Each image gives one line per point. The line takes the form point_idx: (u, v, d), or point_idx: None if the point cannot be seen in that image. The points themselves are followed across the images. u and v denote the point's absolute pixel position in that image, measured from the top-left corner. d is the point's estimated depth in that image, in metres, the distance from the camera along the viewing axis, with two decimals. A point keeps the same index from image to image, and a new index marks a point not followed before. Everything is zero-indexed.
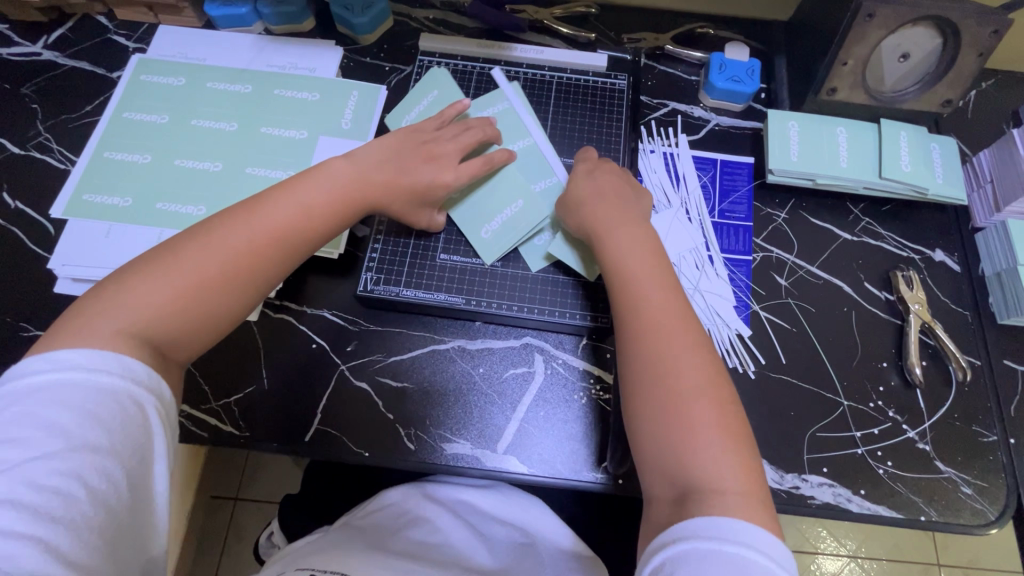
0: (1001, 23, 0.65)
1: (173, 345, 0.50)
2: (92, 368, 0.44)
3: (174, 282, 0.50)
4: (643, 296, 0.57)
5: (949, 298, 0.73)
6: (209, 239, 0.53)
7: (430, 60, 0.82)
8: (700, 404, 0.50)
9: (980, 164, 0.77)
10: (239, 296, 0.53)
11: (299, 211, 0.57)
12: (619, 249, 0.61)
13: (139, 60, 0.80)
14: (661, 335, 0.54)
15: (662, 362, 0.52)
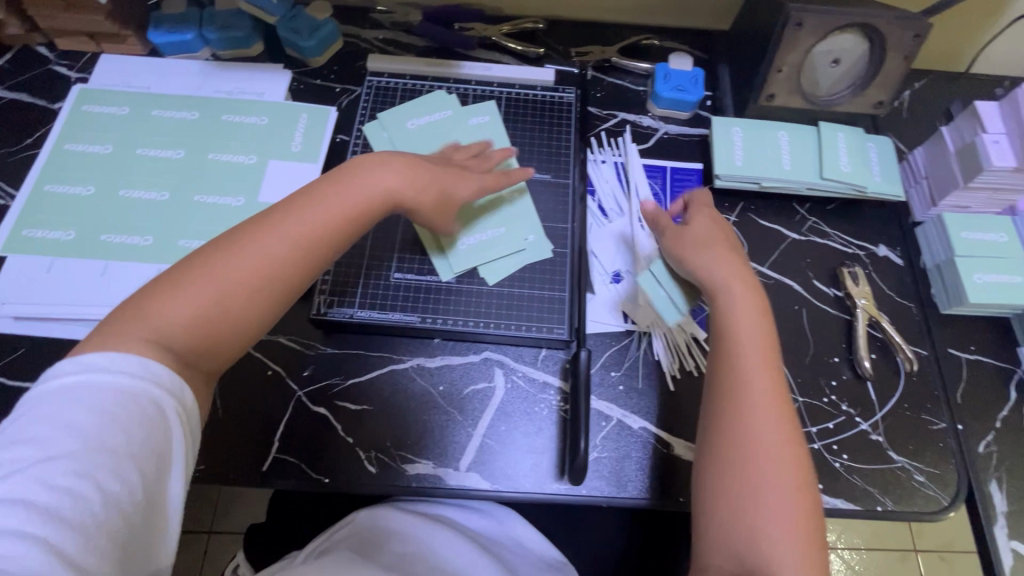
0: (921, 27, 0.68)
1: (205, 356, 0.50)
2: (110, 369, 0.44)
3: (204, 291, 0.50)
4: (745, 361, 0.57)
5: (894, 291, 0.75)
6: (239, 246, 0.52)
7: (381, 80, 0.82)
8: (769, 471, 0.52)
9: (915, 161, 0.80)
10: (266, 306, 0.52)
11: (328, 216, 0.55)
12: (730, 310, 0.60)
13: (80, 90, 0.78)
14: (745, 404, 0.55)
15: (740, 427, 0.54)
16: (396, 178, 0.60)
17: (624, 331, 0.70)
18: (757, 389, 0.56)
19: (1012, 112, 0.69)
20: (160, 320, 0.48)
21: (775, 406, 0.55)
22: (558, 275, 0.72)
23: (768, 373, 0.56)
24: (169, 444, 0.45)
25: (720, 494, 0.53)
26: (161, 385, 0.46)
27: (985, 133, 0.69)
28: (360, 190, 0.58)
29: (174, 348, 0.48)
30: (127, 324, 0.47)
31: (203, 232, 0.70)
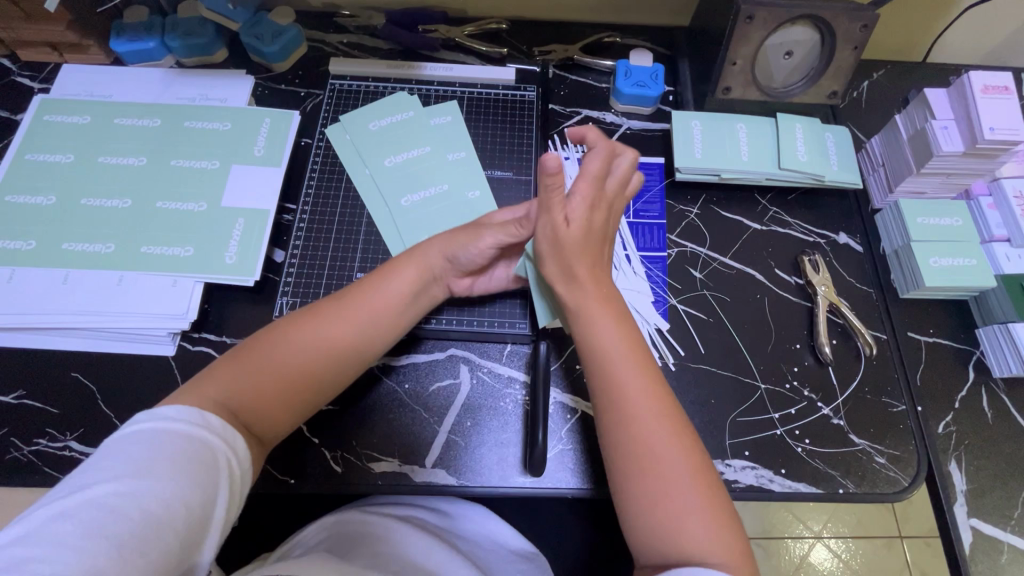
0: (869, 18, 0.70)
1: (263, 424, 0.52)
2: (179, 416, 0.45)
3: (273, 361, 0.53)
4: (623, 378, 0.52)
5: (854, 277, 0.76)
6: (313, 326, 0.55)
7: (344, 83, 0.82)
8: (670, 479, 0.49)
9: (873, 149, 0.81)
10: (329, 380, 0.56)
11: (397, 299, 0.59)
12: (601, 330, 0.54)
13: (42, 100, 0.78)
14: (632, 415, 0.51)
15: (629, 439, 0.51)
16: (459, 258, 0.62)
17: None
18: (630, 384, 0.52)
19: (959, 97, 0.70)
20: (231, 386, 0.51)
21: (656, 412, 0.51)
22: None
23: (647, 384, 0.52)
24: (219, 473, 0.45)
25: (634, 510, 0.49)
26: (226, 445, 0.46)
27: (935, 120, 0.70)
28: (426, 274, 0.61)
29: (239, 417, 0.50)
30: (198, 389, 0.50)
31: (165, 238, 0.70)
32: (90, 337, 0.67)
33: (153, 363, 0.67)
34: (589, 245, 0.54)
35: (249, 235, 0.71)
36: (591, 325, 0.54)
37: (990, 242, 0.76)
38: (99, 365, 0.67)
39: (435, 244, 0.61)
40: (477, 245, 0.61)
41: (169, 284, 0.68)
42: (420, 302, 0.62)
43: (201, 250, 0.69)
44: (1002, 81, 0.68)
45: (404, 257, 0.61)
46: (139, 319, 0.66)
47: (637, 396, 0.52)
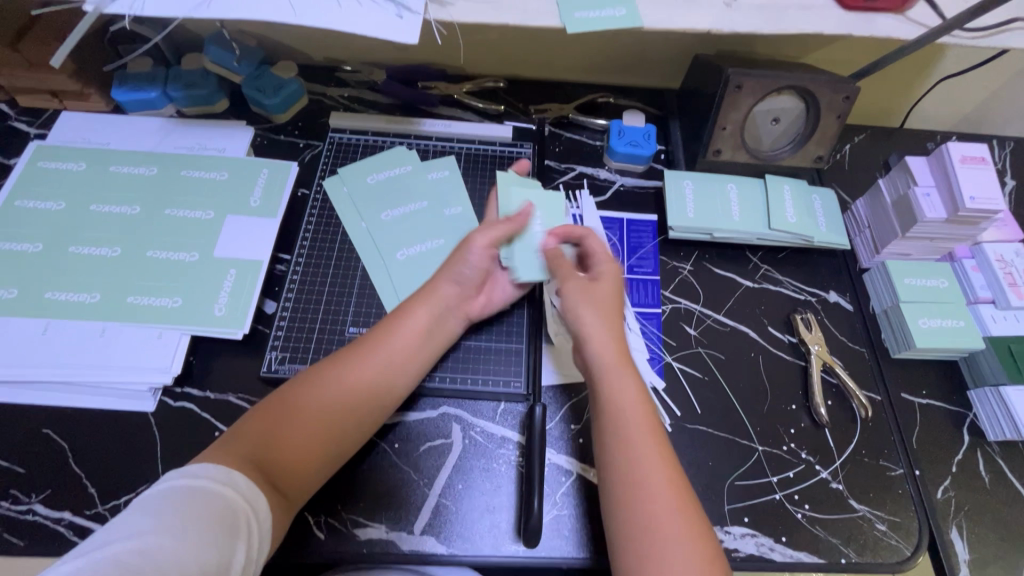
0: (850, 90, 0.73)
1: (292, 481, 0.52)
2: (201, 472, 0.46)
3: (301, 414, 0.55)
4: (630, 430, 0.56)
5: (847, 337, 0.77)
6: (337, 375, 0.58)
7: (343, 136, 0.83)
8: (669, 530, 0.51)
9: (858, 212, 0.83)
10: (354, 426, 0.57)
11: (416, 337, 0.62)
12: (619, 389, 0.58)
13: (37, 146, 0.78)
14: (640, 462, 0.54)
15: (631, 493, 0.53)
16: (461, 273, 0.66)
17: (583, 381, 0.70)
18: (643, 454, 0.55)
19: (938, 165, 0.73)
20: (257, 444, 0.52)
21: (660, 457, 0.55)
22: (515, 328, 0.71)
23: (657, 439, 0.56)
24: (237, 534, 0.44)
25: (627, 563, 0.51)
26: (252, 504, 0.47)
27: (917, 186, 0.73)
28: (440, 309, 0.65)
29: (269, 475, 0.51)
30: (226, 447, 0.50)
31: (153, 288, 0.68)
32: (65, 391, 0.64)
33: (130, 420, 0.64)
34: (611, 305, 0.64)
35: (241, 285, 0.70)
36: (608, 383, 0.59)
37: (976, 303, 0.77)
38: (72, 422, 0.64)
39: (444, 279, 0.65)
40: (473, 256, 0.66)
41: (154, 335, 0.66)
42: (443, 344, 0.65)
43: (190, 300, 0.68)
44: (978, 152, 0.72)
45: (417, 295, 0.65)
46: (118, 372, 0.64)
47: (647, 451, 0.55)
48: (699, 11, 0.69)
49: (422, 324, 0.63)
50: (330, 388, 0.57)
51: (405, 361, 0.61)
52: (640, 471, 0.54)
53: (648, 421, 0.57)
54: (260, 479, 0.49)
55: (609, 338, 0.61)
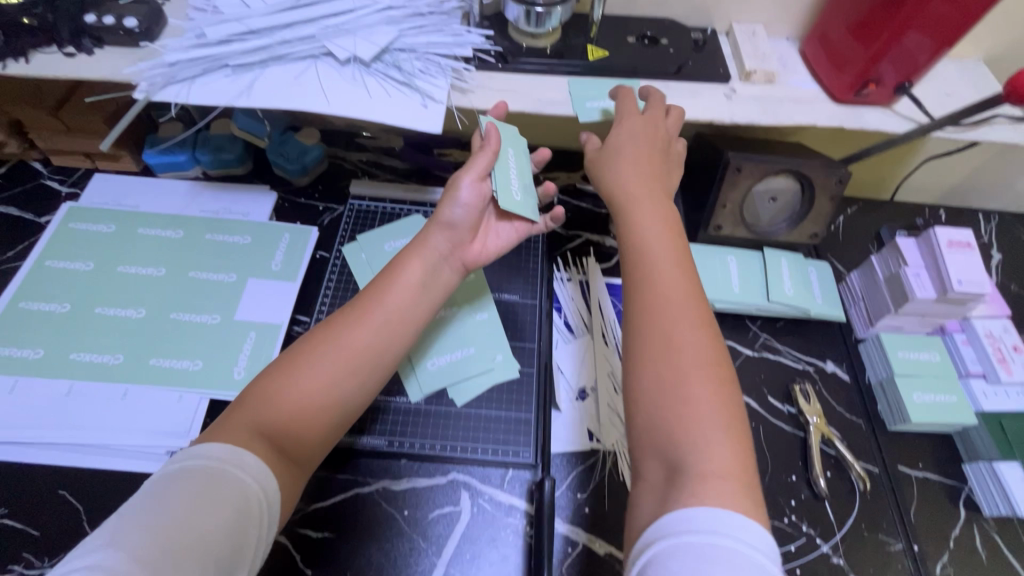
0: (843, 174, 0.78)
1: (298, 447, 0.53)
2: (209, 454, 0.47)
3: (297, 382, 0.55)
4: (659, 260, 0.57)
5: (844, 408, 0.79)
6: (330, 337, 0.57)
7: (362, 204, 0.87)
8: (694, 406, 0.50)
9: (853, 284, 0.87)
10: (352, 389, 0.57)
11: (412, 294, 0.62)
12: (639, 207, 0.61)
13: (70, 208, 0.82)
14: (658, 304, 0.55)
15: (665, 338, 0.53)
16: (450, 219, 0.65)
17: (589, 450, 0.71)
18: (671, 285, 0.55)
19: (927, 248, 0.77)
20: (260, 413, 0.52)
21: (682, 302, 0.55)
22: (524, 396, 0.74)
23: (680, 268, 0.57)
24: (251, 519, 0.46)
25: (656, 418, 0.50)
26: (257, 480, 0.48)
27: (907, 266, 0.77)
28: (432, 260, 0.64)
29: (274, 442, 0.52)
30: (230, 421, 0.52)
31: (175, 351, 0.71)
32: (82, 452, 0.65)
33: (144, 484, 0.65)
34: (652, 161, 0.64)
35: (259, 349, 0.72)
36: (633, 208, 0.61)
37: (967, 377, 0.80)
38: (86, 483, 0.64)
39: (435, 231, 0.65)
40: (460, 199, 0.64)
41: (174, 399, 0.68)
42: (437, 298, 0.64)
43: (210, 364, 0.70)
44: (964, 238, 0.76)
45: (413, 249, 0.64)
46: (138, 436, 0.65)
47: (664, 265, 0.57)
48: (702, 101, 0.74)
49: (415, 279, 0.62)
50: (324, 355, 0.56)
51: (398, 318, 0.60)
52: (669, 346, 0.53)
53: (670, 235, 0.60)
54: (262, 446, 0.51)
55: (631, 172, 0.63)
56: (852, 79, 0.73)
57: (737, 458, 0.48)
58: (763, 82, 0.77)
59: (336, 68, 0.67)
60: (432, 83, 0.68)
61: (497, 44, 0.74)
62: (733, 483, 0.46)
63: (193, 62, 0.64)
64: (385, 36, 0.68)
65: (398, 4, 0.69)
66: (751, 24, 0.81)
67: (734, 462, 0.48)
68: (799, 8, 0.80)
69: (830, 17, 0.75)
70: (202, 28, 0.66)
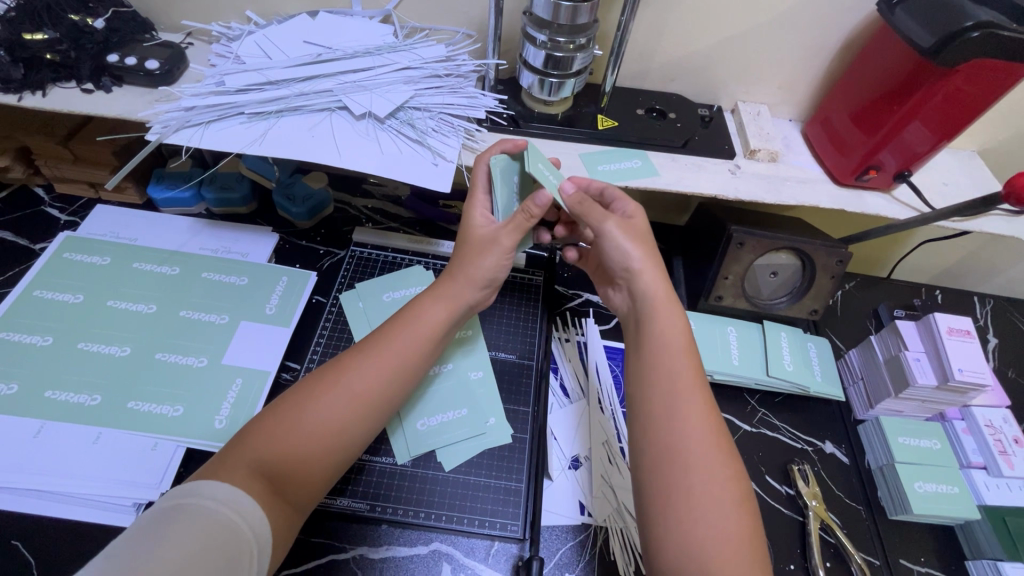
0: (843, 255, 0.79)
1: (299, 489, 0.53)
2: (193, 488, 0.48)
3: (305, 424, 0.54)
4: (674, 363, 0.59)
5: (844, 492, 0.77)
6: (339, 380, 0.57)
7: (364, 251, 0.87)
8: (708, 503, 0.52)
9: (851, 361, 0.86)
10: (356, 431, 0.57)
11: (426, 333, 0.62)
12: (662, 317, 0.63)
13: (67, 237, 0.81)
14: (680, 424, 0.56)
15: (677, 433, 0.55)
16: (477, 274, 0.65)
17: (580, 524, 0.68)
18: (684, 385, 0.58)
19: (927, 333, 0.78)
20: (265, 456, 0.52)
21: (704, 421, 0.56)
22: (516, 463, 0.70)
23: (693, 368, 0.59)
24: (236, 532, 0.47)
25: (675, 528, 0.51)
26: (252, 523, 0.48)
27: (908, 350, 0.77)
28: (452, 308, 0.64)
29: (278, 488, 0.52)
30: (230, 458, 0.51)
31: (157, 394, 0.68)
32: (43, 499, 0.61)
33: (102, 537, 0.60)
34: (643, 241, 0.66)
35: (245, 397, 0.70)
36: (657, 318, 0.63)
37: (969, 468, 0.78)
38: (43, 534, 0.60)
39: (465, 283, 0.64)
40: (489, 258, 0.64)
41: (149, 446, 0.65)
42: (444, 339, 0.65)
43: (191, 411, 0.67)
44: (963, 326, 0.77)
45: (432, 290, 0.65)
46: (104, 485, 0.62)
47: (681, 376, 0.58)
48: (708, 174, 0.75)
49: (432, 321, 0.62)
50: (330, 398, 0.56)
51: (407, 362, 0.60)
52: (687, 459, 0.54)
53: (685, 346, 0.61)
54: (262, 494, 0.50)
55: (658, 279, 0.65)
56: (854, 165, 0.75)
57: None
58: (767, 160, 0.78)
59: (351, 121, 0.67)
60: (443, 142, 0.69)
61: (510, 108, 0.75)
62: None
63: (210, 109, 0.65)
64: (401, 95, 0.69)
65: (415, 65, 0.71)
66: (756, 104, 0.84)
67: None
68: (802, 94, 0.83)
69: (833, 104, 0.78)
70: (222, 76, 0.67)
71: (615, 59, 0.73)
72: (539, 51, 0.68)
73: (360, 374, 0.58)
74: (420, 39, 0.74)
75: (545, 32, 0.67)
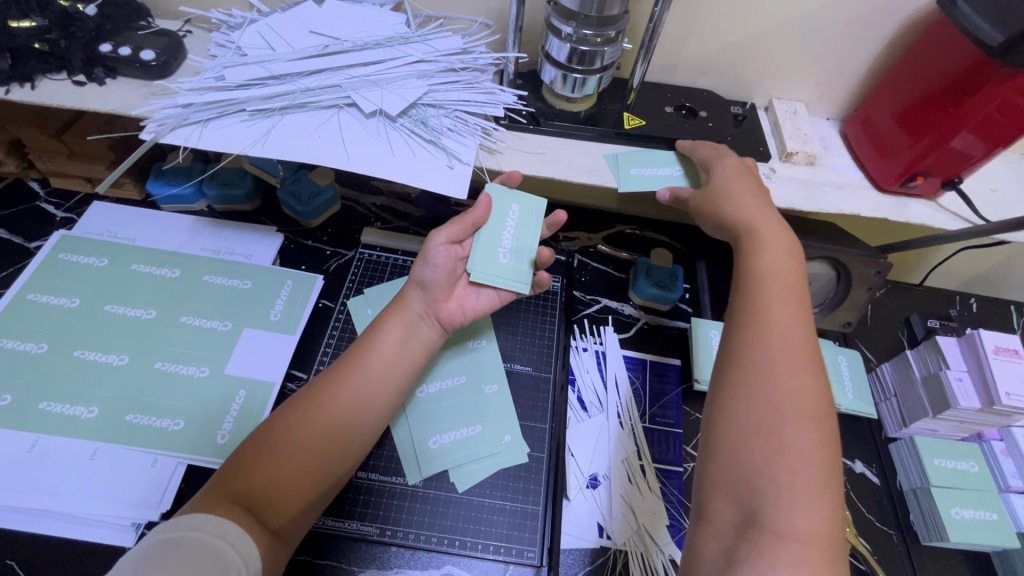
0: (882, 265, 0.74)
1: (277, 515, 0.50)
2: (181, 523, 0.45)
3: (291, 428, 0.53)
4: (766, 287, 0.54)
5: (874, 515, 0.73)
6: (318, 399, 0.56)
7: (372, 253, 0.83)
8: (777, 431, 0.47)
9: (884, 376, 0.82)
10: (334, 453, 0.55)
11: (392, 351, 0.60)
12: (757, 238, 0.57)
13: (62, 237, 0.77)
14: (760, 345, 0.51)
15: (753, 357, 0.51)
16: (424, 278, 0.62)
17: (599, 548, 0.65)
18: (772, 308, 0.53)
19: (970, 351, 0.73)
20: (245, 476, 0.50)
21: (793, 342, 0.51)
22: (532, 484, 0.67)
23: (789, 291, 0.54)
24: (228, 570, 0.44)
25: (737, 451, 0.48)
26: (240, 548, 0.46)
27: (949, 369, 0.72)
28: (409, 320, 0.62)
29: (258, 514, 0.49)
30: (220, 485, 0.50)
31: (156, 407, 0.65)
32: (39, 518, 0.59)
33: (101, 560, 0.58)
34: (744, 177, 0.62)
35: (248, 410, 0.66)
36: (756, 237, 0.57)
37: (1007, 492, 0.74)
38: (39, 555, 0.57)
39: (412, 288, 0.63)
40: (432, 260, 0.61)
41: (148, 463, 0.62)
42: (418, 361, 0.63)
43: (192, 424, 0.64)
44: (1012, 344, 0.72)
45: (391, 312, 0.62)
46: (102, 505, 0.59)
47: (779, 297, 0.54)
48: None
49: (393, 335, 0.61)
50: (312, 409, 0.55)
51: (385, 372, 0.59)
52: (766, 384, 0.49)
53: (782, 270, 0.56)
54: (244, 516, 0.48)
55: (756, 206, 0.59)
56: (898, 171, 0.69)
57: (830, 527, 0.44)
58: (804, 163, 0.73)
59: (360, 119, 0.63)
60: (459, 143, 0.64)
61: (529, 104, 0.70)
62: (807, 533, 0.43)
63: (208, 105, 0.61)
64: (414, 90, 0.64)
65: (429, 58, 0.66)
66: (792, 102, 0.79)
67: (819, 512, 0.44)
68: (842, 91, 0.77)
69: (878, 104, 0.72)
70: (223, 70, 0.62)
71: (645, 53, 0.67)
72: (563, 45, 0.63)
73: (340, 387, 0.57)
74: (434, 30, 0.69)
75: (570, 24, 0.62)
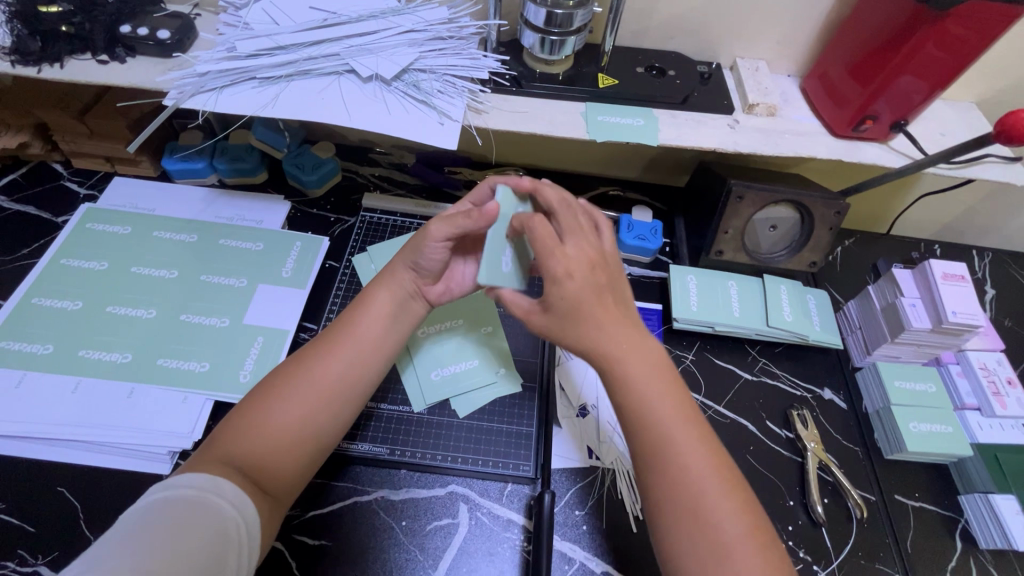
0: (841, 206, 0.81)
1: (275, 482, 0.57)
2: (195, 485, 0.51)
3: (274, 413, 0.58)
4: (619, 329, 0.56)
5: (842, 435, 0.80)
6: (297, 387, 0.60)
7: (373, 216, 0.90)
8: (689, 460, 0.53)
9: (850, 312, 0.88)
10: (322, 426, 0.60)
11: (382, 324, 0.66)
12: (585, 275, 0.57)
13: (87, 209, 0.84)
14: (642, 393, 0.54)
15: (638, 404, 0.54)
16: (419, 263, 0.66)
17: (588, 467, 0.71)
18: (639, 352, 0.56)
19: (922, 279, 0.80)
20: (241, 450, 0.56)
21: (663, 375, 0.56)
22: (524, 411, 0.74)
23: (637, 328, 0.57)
24: (229, 543, 0.50)
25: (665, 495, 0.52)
26: (241, 510, 0.52)
27: (903, 296, 0.79)
28: (400, 294, 0.67)
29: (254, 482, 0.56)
30: (208, 456, 0.55)
31: (182, 352, 0.72)
32: (84, 449, 0.65)
33: (142, 483, 0.65)
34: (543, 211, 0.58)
35: (266, 354, 0.73)
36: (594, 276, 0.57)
37: (963, 409, 0.81)
38: (87, 480, 0.64)
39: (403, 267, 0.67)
40: (427, 251, 0.65)
41: (179, 400, 0.68)
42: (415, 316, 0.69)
43: (216, 366, 0.71)
44: (958, 271, 0.79)
45: (381, 283, 0.68)
46: (140, 436, 0.66)
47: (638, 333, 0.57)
48: (707, 130, 0.77)
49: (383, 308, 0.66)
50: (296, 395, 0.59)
51: (370, 350, 0.64)
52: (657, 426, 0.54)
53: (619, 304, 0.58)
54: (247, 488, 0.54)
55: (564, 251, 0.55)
56: (850, 116, 0.76)
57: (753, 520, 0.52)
58: (766, 114, 0.80)
59: (358, 84, 0.69)
60: (448, 103, 0.70)
61: (512, 69, 0.77)
62: (762, 564, 0.50)
63: (223, 73, 0.67)
64: (406, 57, 0.71)
65: (419, 28, 0.72)
66: (755, 60, 0.85)
67: (756, 535, 0.51)
68: (801, 48, 0.84)
69: (830, 58, 0.79)
70: (234, 42, 0.69)
71: (614, 18, 0.74)
72: (539, 10, 0.69)
73: (326, 371, 0.61)
74: (422, 3, 0.75)
75: None
